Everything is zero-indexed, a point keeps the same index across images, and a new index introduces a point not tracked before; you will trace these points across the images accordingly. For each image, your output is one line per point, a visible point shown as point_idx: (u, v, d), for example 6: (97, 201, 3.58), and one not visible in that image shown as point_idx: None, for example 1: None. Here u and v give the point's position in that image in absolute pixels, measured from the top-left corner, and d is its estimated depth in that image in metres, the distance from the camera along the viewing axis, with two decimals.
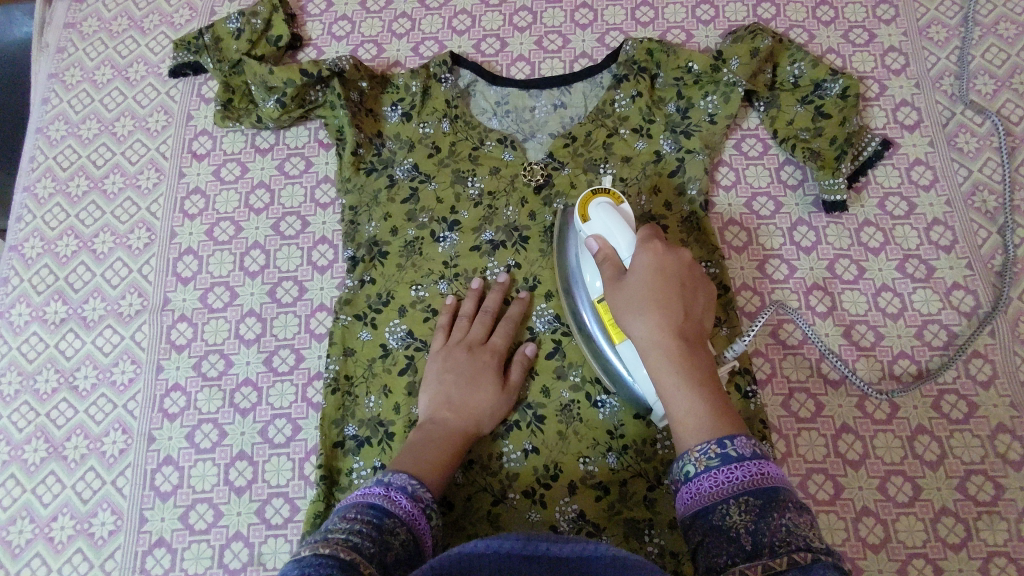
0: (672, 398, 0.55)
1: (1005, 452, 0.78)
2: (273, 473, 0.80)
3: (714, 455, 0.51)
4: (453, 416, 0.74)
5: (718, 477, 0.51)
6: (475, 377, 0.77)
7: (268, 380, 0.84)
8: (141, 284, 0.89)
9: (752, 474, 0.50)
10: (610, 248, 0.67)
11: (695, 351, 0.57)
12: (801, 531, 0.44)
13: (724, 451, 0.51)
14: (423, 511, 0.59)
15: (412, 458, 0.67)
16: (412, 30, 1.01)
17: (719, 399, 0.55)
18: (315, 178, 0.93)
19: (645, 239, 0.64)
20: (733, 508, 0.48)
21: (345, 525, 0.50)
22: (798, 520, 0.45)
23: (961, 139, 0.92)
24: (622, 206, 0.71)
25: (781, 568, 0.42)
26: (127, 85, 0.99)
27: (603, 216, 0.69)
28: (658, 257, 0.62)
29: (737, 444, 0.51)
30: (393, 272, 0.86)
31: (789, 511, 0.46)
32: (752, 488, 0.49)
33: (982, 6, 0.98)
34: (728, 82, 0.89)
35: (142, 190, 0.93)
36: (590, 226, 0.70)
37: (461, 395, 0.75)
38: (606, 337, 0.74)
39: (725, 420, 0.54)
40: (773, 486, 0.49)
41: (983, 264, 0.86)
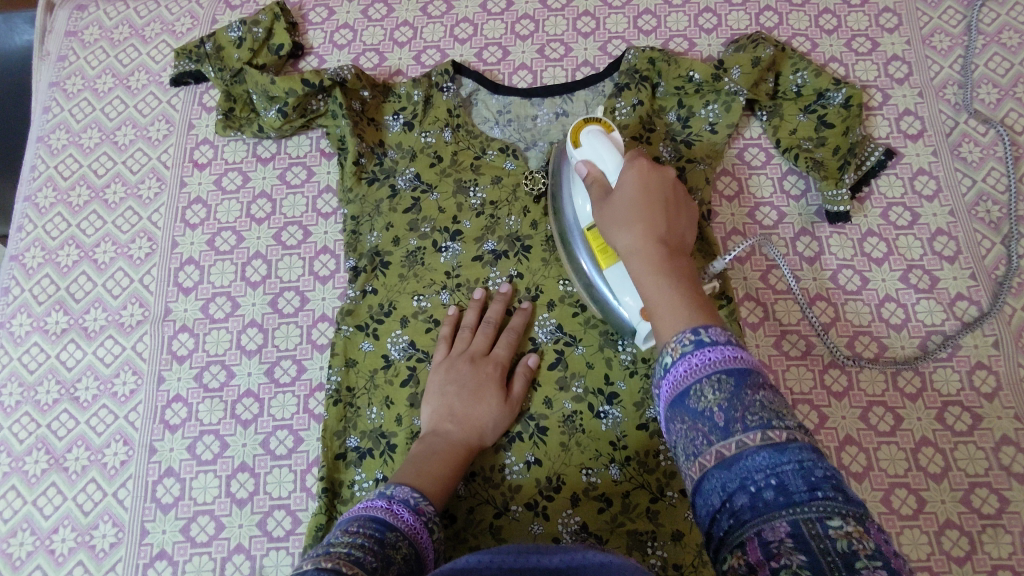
0: (651, 295, 0.52)
1: (1009, 464, 0.78)
2: (275, 485, 0.80)
3: (689, 341, 0.45)
4: (456, 423, 0.74)
5: (694, 362, 0.44)
6: (478, 388, 0.76)
7: (269, 391, 0.83)
8: (142, 294, 0.88)
9: (728, 355, 0.44)
10: (598, 171, 0.68)
11: (678, 257, 0.55)
12: (777, 409, 0.41)
13: (699, 338, 0.45)
14: (426, 524, 0.58)
15: (415, 471, 0.67)
16: (414, 39, 1.00)
17: (700, 295, 0.51)
18: (316, 187, 0.93)
19: (631, 158, 0.64)
20: (708, 387, 0.43)
21: (348, 539, 0.50)
22: (773, 398, 0.42)
23: (965, 148, 0.92)
24: (613, 134, 0.72)
25: (754, 446, 0.40)
26: (128, 94, 0.99)
27: (594, 141, 0.70)
28: (645, 172, 0.61)
29: (711, 332, 0.45)
30: (395, 282, 0.86)
31: (766, 392, 0.42)
32: (729, 368, 0.43)
33: (985, 15, 0.98)
34: (728, 91, 0.89)
35: (143, 199, 0.93)
36: (581, 152, 0.71)
37: (463, 403, 0.75)
38: (594, 265, 0.74)
39: (704, 314, 0.49)
40: (748, 367, 0.43)
41: (987, 274, 0.86)
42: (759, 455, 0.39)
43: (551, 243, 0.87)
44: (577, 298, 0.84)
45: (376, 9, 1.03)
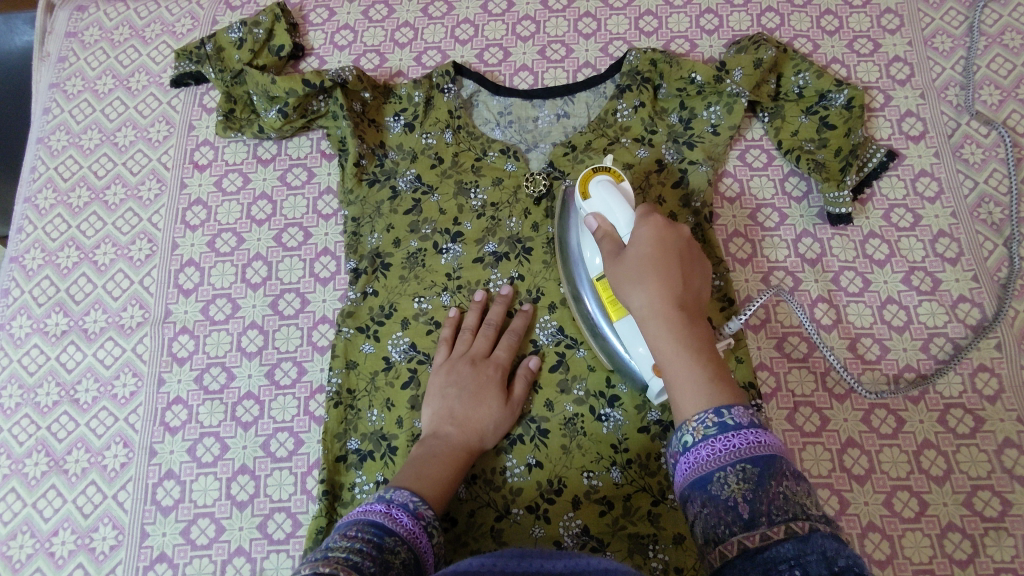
0: (671, 366, 0.54)
1: (1011, 467, 0.78)
2: (276, 487, 0.80)
3: (712, 423, 0.49)
4: (456, 426, 0.74)
5: (716, 446, 0.48)
6: (479, 392, 0.76)
7: (269, 394, 0.83)
8: (142, 296, 0.88)
9: (749, 441, 0.47)
10: (609, 226, 0.68)
11: (694, 322, 0.56)
12: (799, 501, 0.43)
13: (722, 419, 0.49)
14: (425, 529, 0.58)
15: (414, 473, 0.67)
16: (414, 40, 1.00)
17: (717, 367, 0.53)
18: (317, 188, 0.93)
19: (645, 214, 0.63)
20: (732, 475, 0.46)
21: (345, 544, 0.49)
22: (797, 490, 0.44)
23: (967, 150, 0.91)
24: (622, 184, 0.71)
25: (778, 538, 0.41)
26: (128, 95, 0.98)
27: (604, 193, 0.69)
28: (659, 230, 0.60)
29: (734, 413, 0.49)
30: (396, 284, 0.86)
31: (787, 480, 0.45)
32: (750, 456, 0.46)
33: (987, 16, 0.98)
34: (730, 93, 0.89)
35: (144, 201, 0.93)
36: (591, 204, 0.71)
37: (462, 406, 0.75)
38: (604, 314, 0.75)
39: (722, 390, 0.51)
40: (772, 454, 0.46)
41: (989, 276, 0.85)
42: (784, 544, 0.40)
43: (552, 246, 0.87)
44: None
45: (376, 9, 1.03)
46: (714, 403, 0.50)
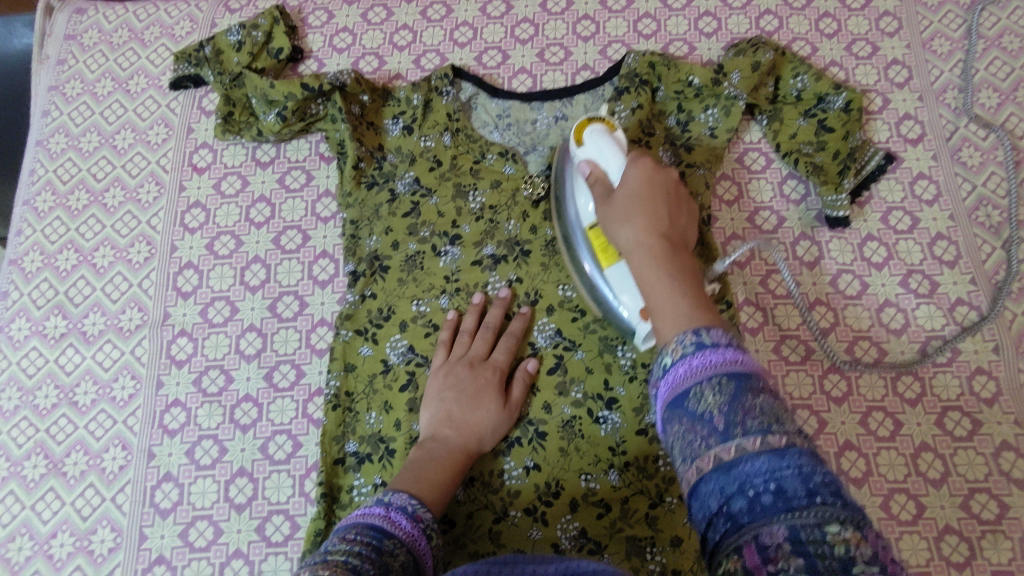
0: (653, 290, 0.51)
1: (1009, 470, 0.78)
2: (274, 490, 0.80)
3: (689, 342, 0.44)
4: (456, 427, 0.74)
5: (692, 364, 0.43)
6: (477, 395, 0.76)
7: (268, 396, 0.83)
8: (141, 299, 0.88)
9: (726, 357, 0.42)
10: (600, 171, 0.70)
11: (679, 252, 0.55)
12: (778, 414, 0.39)
13: (699, 338, 0.44)
14: (424, 531, 0.58)
15: (415, 481, 0.66)
16: (413, 43, 1.00)
17: (701, 289, 0.51)
18: (315, 192, 0.93)
19: (634, 158, 0.65)
20: (708, 389, 0.41)
21: (344, 547, 0.49)
22: (777, 402, 0.40)
23: (966, 153, 0.91)
24: (616, 133, 0.73)
25: (753, 451, 0.37)
26: (127, 98, 0.99)
27: (598, 139, 0.72)
28: (646, 171, 0.62)
29: (711, 333, 0.44)
30: (394, 286, 0.86)
31: (765, 394, 0.40)
32: (728, 369, 0.41)
33: (986, 19, 0.98)
34: (728, 96, 0.89)
35: (143, 204, 0.93)
36: (586, 149, 0.73)
37: (460, 408, 0.75)
38: (593, 263, 0.75)
39: (703, 310, 0.48)
40: (750, 371, 0.41)
41: (987, 279, 0.85)
42: (758, 459, 0.37)
43: (550, 248, 0.87)
44: (576, 303, 0.84)
45: (375, 12, 1.03)
46: (693, 324, 0.46)
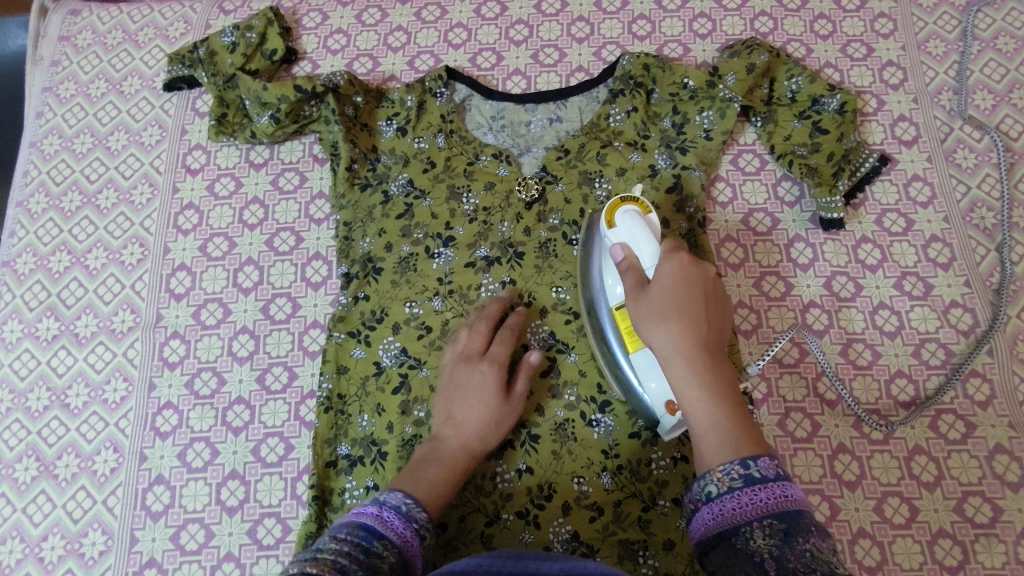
0: (697, 414, 0.54)
1: (1002, 474, 0.77)
2: (266, 492, 0.79)
3: (738, 475, 0.48)
4: (471, 423, 0.74)
5: (741, 499, 0.48)
6: (496, 399, 0.75)
7: (260, 399, 0.83)
8: (134, 300, 0.88)
9: (775, 496, 0.47)
10: (633, 257, 0.68)
11: (720, 365, 0.56)
12: (825, 556, 0.42)
13: (747, 472, 0.48)
14: (417, 531, 0.57)
15: (420, 482, 0.67)
16: (408, 44, 1.00)
17: (744, 414, 0.53)
18: (309, 193, 0.93)
19: (671, 251, 0.63)
20: (757, 530, 0.45)
21: (333, 546, 0.49)
22: (822, 546, 0.43)
23: (960, 154, 0.91)
24: (650, 216, 0.71)
25: None
26: (121, 99, 0.98)
27: (630, 224, 0.69)
28: (682, 268, 0.61)
29: (760, 465, 0.48)
30: (387, 288, 0.86)
31: (812, 535, 0.44)
32: (774, 511, 0.46)
33: (981, 20, 0.98)
34: (723, 99, 0.89)
35: (136, 205, 0.93)
36: (619, 233, 0.70)
37: (476, 410, 0.74)
38: (620, 346, 0.74)
39: (744, 441, 0.51)
40: (798, 510, 0.46)
41: (981, 281, 0.85)
42: None
43: (543, 251, 0.86)
44: (570, 306, 0.84)
45: (369, 13, 1.02)
46: (741, 453, 0.50)
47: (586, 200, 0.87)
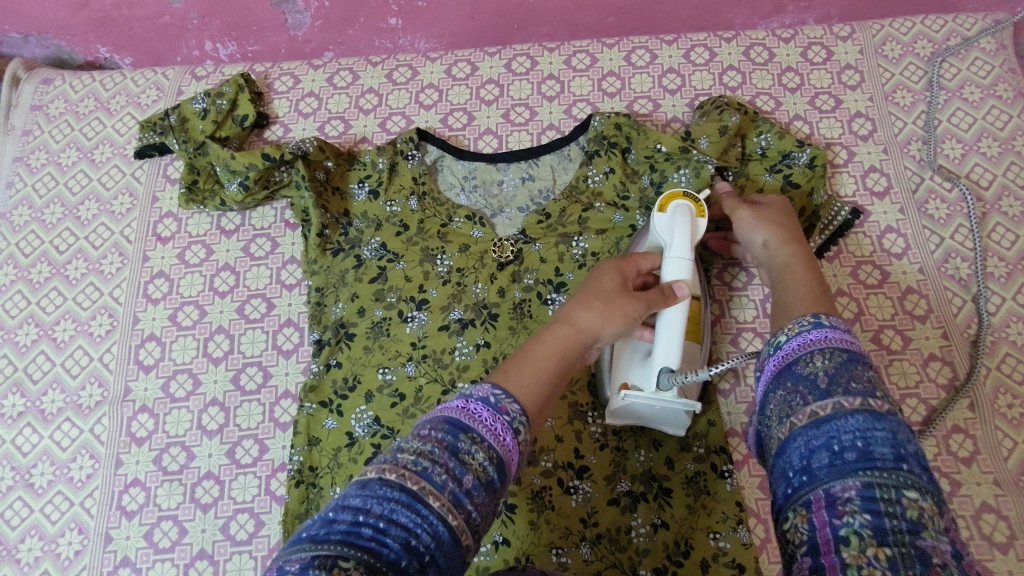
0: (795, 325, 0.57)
1: (990, 534, 0.76)
2: (235, 573, 0.77)
3: (857, 489, 0.43)
4: (588, 317, 0.62)
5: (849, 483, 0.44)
6: (616, 297, 0.64)
7: (230, 473, 0.81)
8: (102, 373, 0.87)
9: (890, 463, 0.44)
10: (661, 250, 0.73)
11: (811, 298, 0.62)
12: (903, 476, 0.43)
13: (870, 491, 0.43)
14: (511, 424, 0.49)
15: (529, 376, 0.55)
16: (378, 106, 1.01)
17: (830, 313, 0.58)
18: (281, 259, 0.92)
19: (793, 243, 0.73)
20: (850, 479, 0.44)
21: (417, 443, 0.45)
22: (905, 477, 0.43)
23: (932, 205, 0.91)
24: (699, 220, 0.74)
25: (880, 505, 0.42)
26: (92, 167, 0.99)
27: (675, 219, 0.73)
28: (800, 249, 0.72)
29: (852, 340, 0.52)
30: (360, 355, 0.84)
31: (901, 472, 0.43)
32: (879, 467, 0.44)
33: (945, 70, 0.99)
34: (698, 159, 0.86)
35: (105, 275, 0.92)
36: (664, 220, 0.74)
37: (630, 304, 0.65)
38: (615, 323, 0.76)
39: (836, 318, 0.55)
40: (897, 445, 0.45)
41: (958, 333, 0.85)
42: (893, 522, 0.41)
43: (518, 311, 0.84)
44: None
45: (341, 76, 1.03)
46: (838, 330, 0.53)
47: (562, 259, 0.86)
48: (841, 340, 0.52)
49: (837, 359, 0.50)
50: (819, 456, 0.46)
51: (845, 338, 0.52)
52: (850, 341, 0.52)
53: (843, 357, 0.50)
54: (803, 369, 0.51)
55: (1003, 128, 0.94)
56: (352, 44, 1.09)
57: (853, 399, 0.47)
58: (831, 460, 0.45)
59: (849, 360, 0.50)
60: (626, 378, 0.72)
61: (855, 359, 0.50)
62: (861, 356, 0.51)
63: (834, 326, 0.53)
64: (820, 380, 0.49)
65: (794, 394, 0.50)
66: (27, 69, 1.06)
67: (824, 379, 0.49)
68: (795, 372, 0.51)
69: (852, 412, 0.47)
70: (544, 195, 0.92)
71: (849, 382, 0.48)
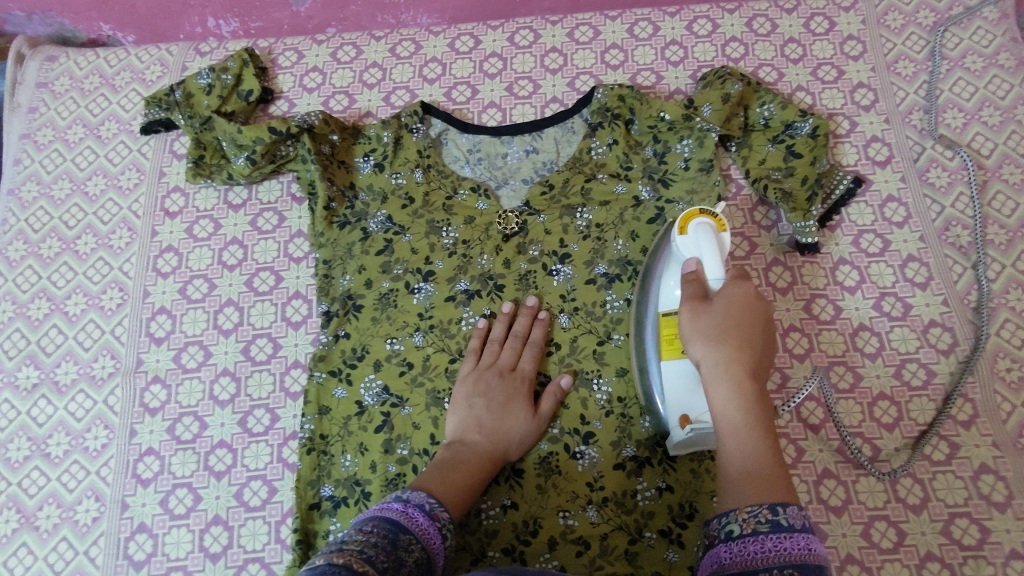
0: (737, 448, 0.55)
1: (988, 494, 0.77)
2: (249, 537, 0.79)
3: (771, 569, 0.46)
4: (488, 417, 0.75)
5: (759, 550, 0.48)
6: (507, 393, 0.76)
7: (242, 442, 0.83)
8: (114, 345, 0.88)
9: (779, 546, 0.47)
10: (700, 269, 0.69)
11: (765, 398, 0.57)
12: (790, 551, 0.47)
13: (773, 564, 0.46)
14: (440, 530, 0.56)
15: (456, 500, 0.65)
16: (383, 80, 1.01)
17: (778, 444, 0.55)
18: (288, 232, 0.93)
19: (738, 277, 0.64)
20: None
21: (360, 537, 0.50)
22: (789, 548, 0.47)
23: (933, 173, 0.92)
24: (723, 235, 0.73)
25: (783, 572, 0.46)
26: (99, 143, 1.00)
27: (701, 238, 0.71)
28: (751, 293, 0.62)
29: (789, 513, 0.49)
30: (367, 326, 0.85)
31: (790, 547, 0.47)
32: (787, 559, 0.46)
33: (948, 39, 0.99)
34: (700, 128, 0.88)
35: (114, 249, 0.94)
36: (688, 242, 0.72)
37: (517, 387, 0.77)
38: (656, 350, 0.74)
39: (779, 485, 0.52)
40: (784, 531, 0.48)
41: (959, 299, 0.86)
42: None
43: (524, 282, 0.85)
44: (550, 337, 0.83)
45: (345, 51, 1.04)
46: (770, 496, 0.50)
47: (566, 231, 0.87)
48: (742, 466, 0.54)
49: (761, 527, 0.48)
50: (727, 560, 0.49)
51: (760, 484, 0.52)
52: (747, 457, 0.54)
53: (771, 523, 0.48)
54: (725, 525, 0.51)
55: (1005, 97, 0.95)
56: (355, 20, 1.09)
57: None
58: (736, 556, 0.48)
59: (774, 530, 0.48)
60: (687, 411, 0.70)
61: (784, 528, 0.48)
62: (800, 531, 0.48)
63: (769, 505, 0.50)
64: (738, 543, 0.49)
65: (716, 550, 0.50)
66: (31, 46, 1.07)
67: (742, 546, 0.49)
68: (718, 524, 0.52)
69: (742, 519, 0.50)
70: (549, 167, 0.93)
71: (771, 558, 0.47)
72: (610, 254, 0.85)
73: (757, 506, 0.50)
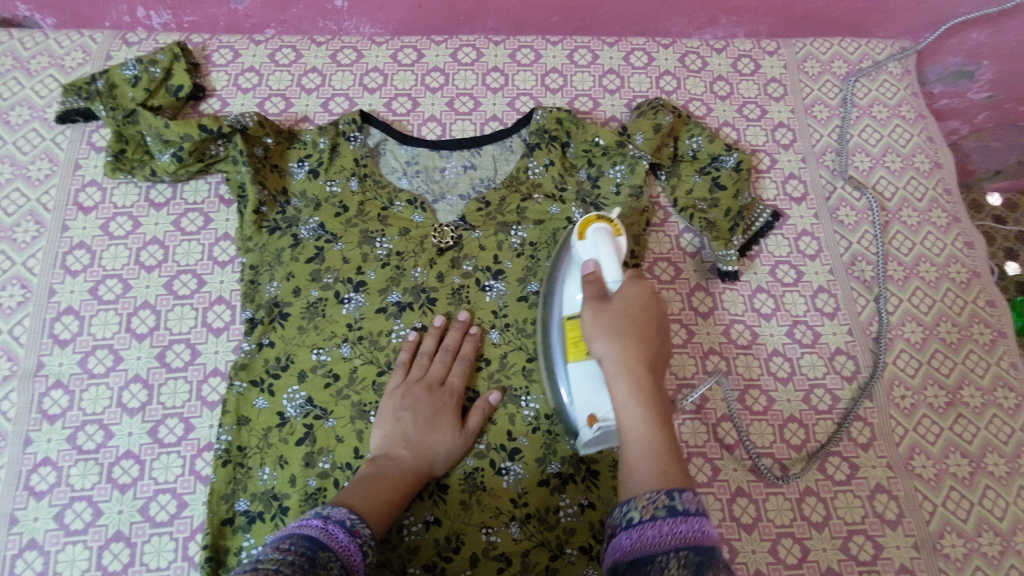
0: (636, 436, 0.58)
1: (882, 512, 0.83)
2: (153, 555, 0.75)
3: (670, 553, 0.48)
4: (412, 433, 0.74)
5: (659, 533, 0.49)
6: (433, 408, 0.76)
7: (152, 453, 0.78)
8: (12, 347, 0.82)
9: (678, 530, 0.49)
10: (598, 271, 0.72)
11: (660, 394, 0.61)
12: (688, 534, 0.48)
13: (671, 547, 0.48)
14: (361, 547, 0.55)
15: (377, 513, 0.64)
16: (322, 86, 1.00)
17: (672, 430, 0.59)
18: (213, 235, 0.90)
19: (634, 278, 0.69)
20: (673, 559, 0.48)
21: (276, 556, 0.48)
22: (685, 531, 0.49)
23: (843, 212, 0.99)
24: (619, 238, 0.75)
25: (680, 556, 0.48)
26: (7, 129, 0.93)
27: (598, 242, 0.74)
28: (645, 294, 0.67)
29: (683, 498, 0.51)
30: (293, 335, 0.83)
31: (686, 531, 0.49)
32: (685, 542, 0.48)
33: (858, 89, 1.07)
34: (632, 155, 0.91)
35: (18, 244, 0.87)
36: (586, 247, 0.75)
37: (444, 402, 0.77)
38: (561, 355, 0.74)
39: (674, 468, 0.54)
40: (682, 516, 0.49)
41: (862, 330, 0.92)
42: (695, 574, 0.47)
43: (456, 297, 0.85)
44: (480, 352, 0.83)
45: (283, 53, 1.02)
46: (667, 484, 0.52)
47: (501, 247, 0.88)
48: (642, 463, 0.55)
49: (658, 512, 0.50)
50: (627, 545, 0.50)
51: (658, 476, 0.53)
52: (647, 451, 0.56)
53: (668, 507, 0.50)
54: (626, 513, 0.52)
55: (906, 145, 1.03)
56: (295, 23, 1.07)
57: (666, 565, 0.47)
58: (636, 538, 0.50)
59: (670, 514, 0.50)
60: (594, 410, 0.70)
61: (679, 512, 0.50)
62: (694, 515, 0.50)
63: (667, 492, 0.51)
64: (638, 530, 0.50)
65: (618, 538, 0.51)
66: None
67: (641, 532, 0.50)
68: (620, 512, 0.53)
69: (643, 503, 0.51)
70: (486, 183, 0.94)
71: (668, 542, 0.48)
72: (543, 273, 0.87)
73: (655, 493, 0.51)
